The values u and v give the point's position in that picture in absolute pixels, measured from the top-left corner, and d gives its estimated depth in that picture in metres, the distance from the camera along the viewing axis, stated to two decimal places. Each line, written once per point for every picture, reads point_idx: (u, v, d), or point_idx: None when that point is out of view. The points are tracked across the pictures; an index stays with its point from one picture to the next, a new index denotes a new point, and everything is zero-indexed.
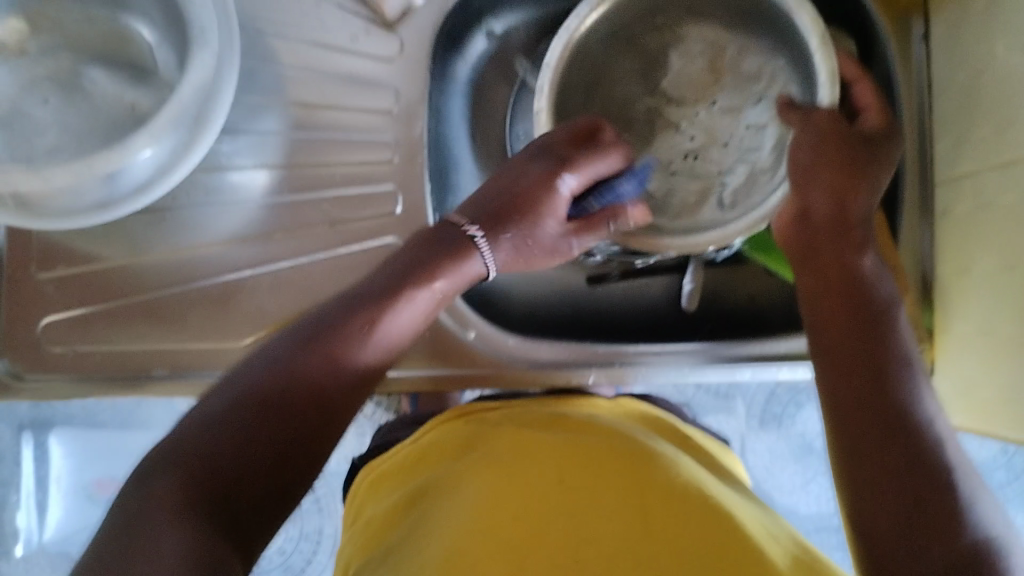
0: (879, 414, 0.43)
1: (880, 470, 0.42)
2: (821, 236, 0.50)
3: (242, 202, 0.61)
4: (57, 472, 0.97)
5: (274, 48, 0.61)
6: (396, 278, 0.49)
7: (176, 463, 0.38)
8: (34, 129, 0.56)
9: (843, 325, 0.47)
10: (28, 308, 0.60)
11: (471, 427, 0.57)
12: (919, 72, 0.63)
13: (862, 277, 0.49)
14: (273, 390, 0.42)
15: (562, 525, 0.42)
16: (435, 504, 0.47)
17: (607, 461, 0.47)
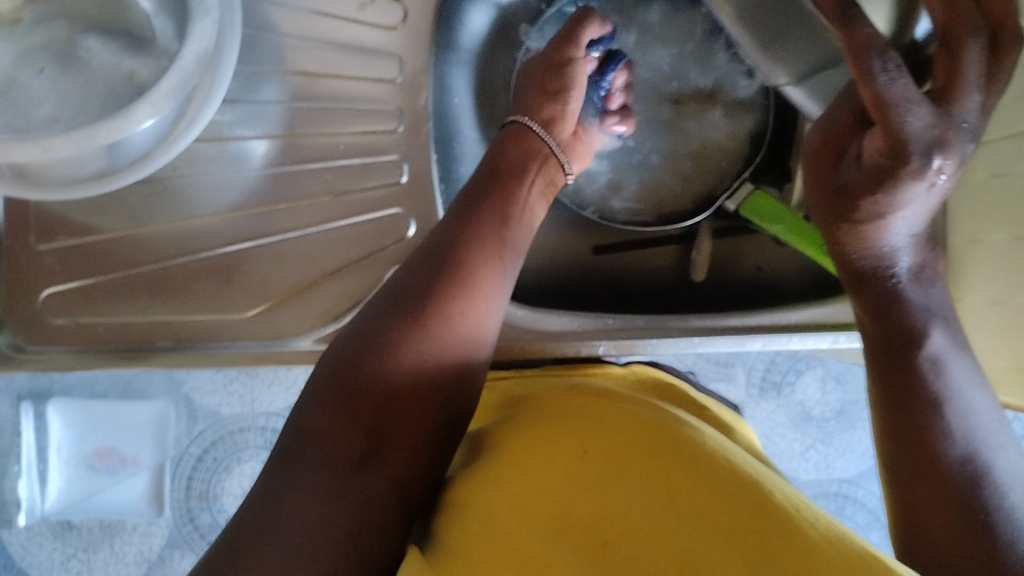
0: (918, 452, 0.43)
1: (925, 502, 0.41)
2: (843, 269, 0.50)
3: (244, 172, 0.60)
4: (57, 443, 0.95)
5: (273, 15, 0.59)
6: (474, 228, 0.53)
7: (318, 451, 0.44)
8: (30, 98, 0.54)
9: (877, 356, 0.47)
10: (29, 281, 0.59)
11: (502, 395, 0.58)
12: None
13: (898, 305, 0.47)
14: (368, 355, 0.47)
15: (576, 497, 0.41)
16: (464, 479, 0.47)
17: (642, 433, 0.45)
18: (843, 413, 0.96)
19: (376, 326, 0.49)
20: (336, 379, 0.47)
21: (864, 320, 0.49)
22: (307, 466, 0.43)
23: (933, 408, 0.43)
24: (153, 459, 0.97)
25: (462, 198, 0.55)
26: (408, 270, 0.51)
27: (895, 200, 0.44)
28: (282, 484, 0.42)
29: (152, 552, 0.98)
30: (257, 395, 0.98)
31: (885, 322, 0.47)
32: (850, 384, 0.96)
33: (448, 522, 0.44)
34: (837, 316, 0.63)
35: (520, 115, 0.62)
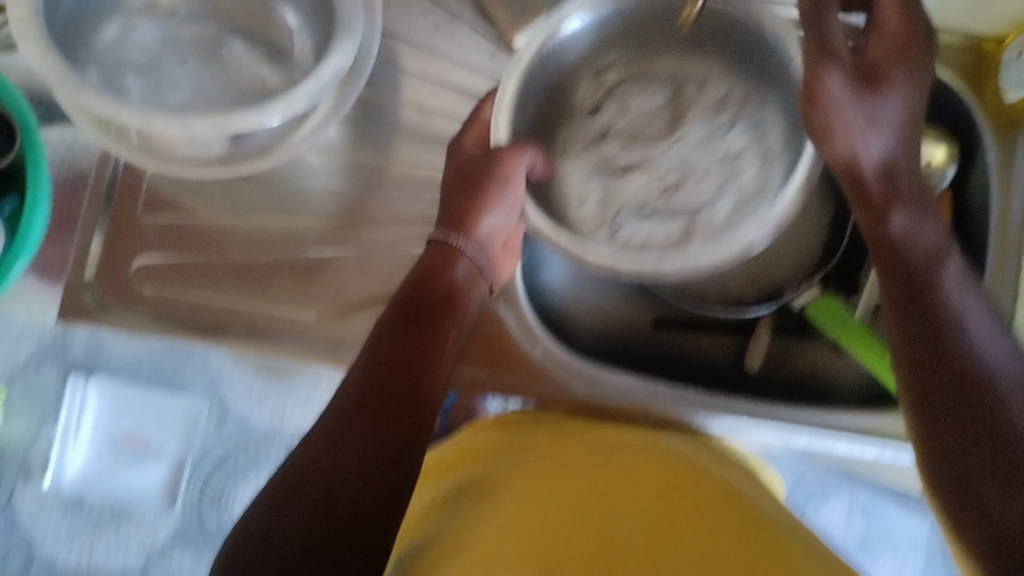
0: (984, 424, 0.43)
1: (987, 482, 0.42)
2: (869, 202, 0.50)
3: (343, 186, 0.63)
4: (92, 418, 0.99)
5: (399, 49, 0.64)
6: (395, 361, 0.50)
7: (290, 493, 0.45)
8: (170, 84, 0.59)
9: (905, 312, 0.47)
10: (127, 249, 0.62)
11: (507, 434, 0.60)
12: (1019, 183, 0.64)
13: (909, 241, 0.48)
14: (330, 407, 0.49)
15: (596, 528, 0.46)
16: (471, 505, 0.51)
17: (652, 479, 0.51)
18: (864, 544, 0.96)
19: (300, 475, 0.46)
20: (279, 526, 0.44)
21: (910, 301, 0.47)
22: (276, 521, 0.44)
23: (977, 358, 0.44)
24: (178, 451, 0.99)
25: (388, 330, 0.52)
26: (383, 321, 0.53)
27: (886, 104, 0.49)
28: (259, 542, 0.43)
29: (153, 544, 1.00)
30: (288, 412, 0.99)
31: (904, 270, 0.48)
32: (876, 516, 0.96)
33: (455, 538, 0.48)
34: (883, 428, 0.64)
35: (441, 231, 0.57)
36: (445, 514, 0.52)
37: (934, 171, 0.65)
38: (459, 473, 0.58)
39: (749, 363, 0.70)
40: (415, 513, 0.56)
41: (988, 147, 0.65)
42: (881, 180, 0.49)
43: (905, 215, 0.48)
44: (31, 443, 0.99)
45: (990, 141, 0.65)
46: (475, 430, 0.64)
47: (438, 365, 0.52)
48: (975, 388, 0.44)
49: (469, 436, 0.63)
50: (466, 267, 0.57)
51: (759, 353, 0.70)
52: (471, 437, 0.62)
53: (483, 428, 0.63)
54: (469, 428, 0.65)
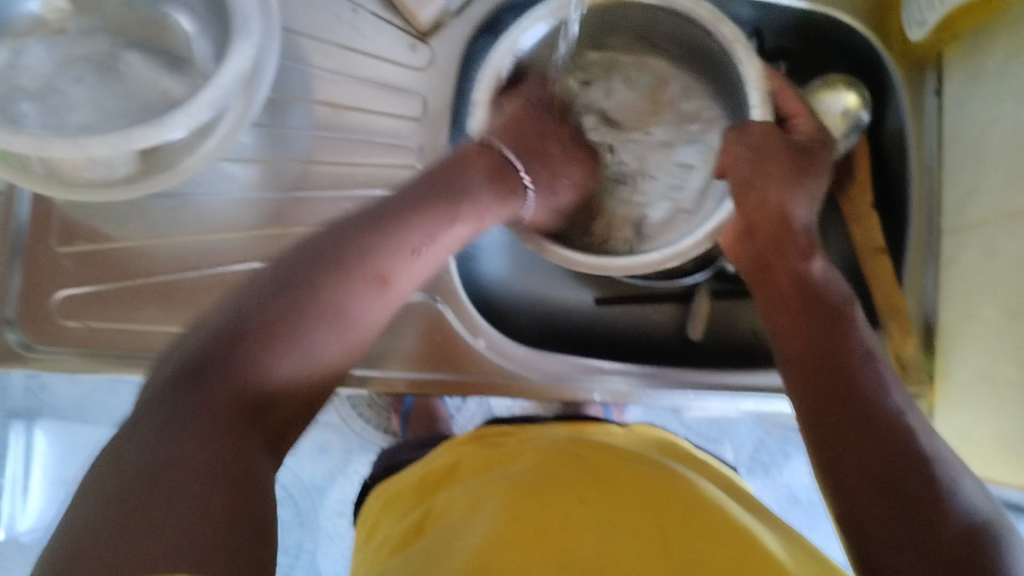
0: (880, 425, 0.43)
1: (869, 496, 0.41)
2: (765, 247, 0.56)
3: (266, 194, 0.62)
4: (41, 460, 0.96)
5: (306, 48, 0.62)
6: (344, 284, 0.47)
7: (230, 341, 0.42)
8: (67, 104, 0.56)
9: (796, 313, 0.51)
10: (45, 281, 0.60)
11: (486, 450, 0.60)
12: (932, 122, 0.65)
13: (810, 278, 0.53)
14: (304, 269, 0.47)
15: (584, 543, 0.45)
16: (459, 522, 0.50)
17: (651, 490, 0.51)
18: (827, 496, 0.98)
19: (220, 354, 0.42)
20: (192, 423, 0.39)
21: (774, 301, 0.54)
22: (215, 384, 0.41)
23: (870, 368, 0.47)
24: None
25: (359, 226, 0.50)
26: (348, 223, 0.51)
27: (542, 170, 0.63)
28: (192, 399, 0.40)
29: None
30: None
31: (804, 293, 0.52)
32: None
33: (447, 562, 0.46)
34: None
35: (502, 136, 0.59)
36: (435, 535, 0.50)
37: (850, 118, 0.66)
38: (445, 488, 0.57)
39: (691, 334, 0.71)
40: (397, 531, 0.54)
41: (898, 91, 0.66)
42: (784, 221, 0.55)
43: (790, 265, 0.54)
44: None
45: (899, 85, 0.66)
46: (453, 446, 0.64)
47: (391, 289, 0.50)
48: (861, 402, 0.45)
49: (446, 453, 0.63)
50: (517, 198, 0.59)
51: (700, 324, 0.70)
52: (453, 455, 0.62)
53: (458, 445, 0.64)
54: (442, 446, 0.65)
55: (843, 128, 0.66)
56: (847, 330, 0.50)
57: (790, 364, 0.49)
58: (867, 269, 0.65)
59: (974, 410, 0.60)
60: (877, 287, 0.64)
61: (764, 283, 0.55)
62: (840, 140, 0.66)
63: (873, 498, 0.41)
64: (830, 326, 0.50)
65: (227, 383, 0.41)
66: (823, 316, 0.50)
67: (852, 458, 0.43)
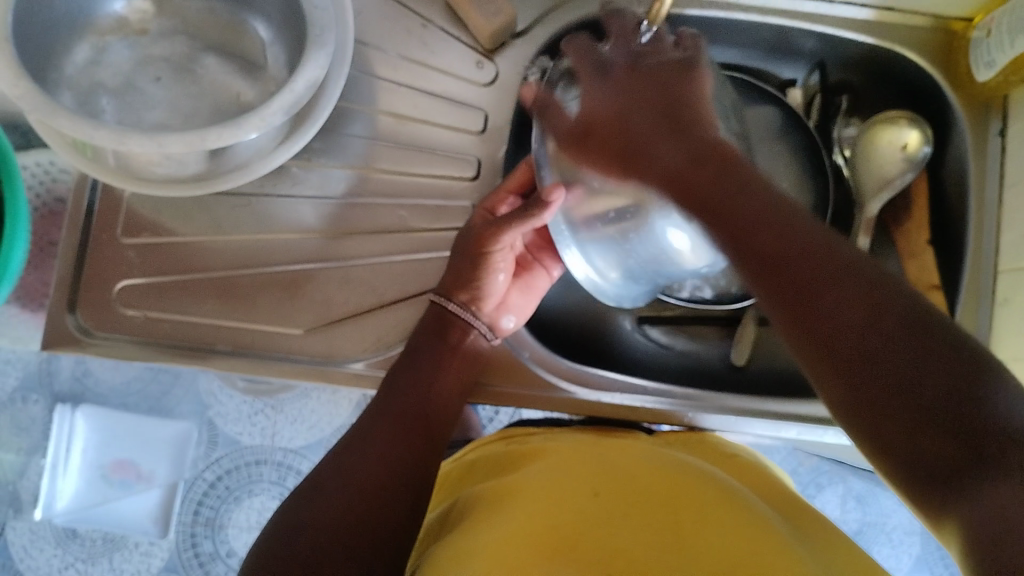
0: (865, 329, 0.38)
1: (895, 408, 0.36)
2: (608, 128, 0.51)
3: (324, 198, 0.63)
4: (82, 444, 0.98)
5: (373, 59, 0.64)
6: (418, 409, 0.57)
7: (319, 480, 0.52)
8: (144, 102, 0.59)
9: (715, 184, 0.45)
10: (108, 271, 0.62)
11: (510, 446, 0.62)
12: (993, 162, 0.65)
13: (663, 179, 0.47)
14: (398, 380, 0.58)
15: (588, 532, 0.46)
16: (478, 517, 0.51)
17: (655, 476, 0.53)
18: (860, 534, 0.97)
19: (309, 491, 0.51)
20: (293, 546, 0.47)
21: (686, 147, 0.48)
22: (303, 508, 0.50)
23: (814, 265, 0.40)
24: (168, 477, 0.98)
25: (409, 385, 0.58)
26: (421, 350, 0.59)
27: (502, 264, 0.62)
28: (298, 523, 0.49)
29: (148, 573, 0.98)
30: (279, 429, 0.99)
31: (679, 184, 0.47)
32: (870, 505, 0.97)
33: (461, 551, 0.47)
34: None
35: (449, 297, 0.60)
36: (454, 529, 0.52)
37: (911, 153, 0.66)
38: (471, 486, 0.59)
39: (736, 360, 0.71)
40: (425, 531, 0.56)
41: (962, 131, 0.66)
42: (615, 132, 0.51)
43: (650, 173, 0.48)
44: (18, 476, 0.97)
45: (964, 124, 0.66)
46: (480, 443, 0.65)
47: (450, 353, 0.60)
48: (808, 290, 0.40)
49: (473, 450, 0.65)
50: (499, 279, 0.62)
51: (745, 349, 0.70)
52: (477, 453, 0.64)
53: (486, 442, 0.65)
54: (472, 443, 0.66)
55: (903, 163, 0.66)
56: (787, 224, 0.42)
57: (751, 274, 0.42)
58: None
59: None
60: None
61: (615, 151, 0.50)
62: (899, 175, 0.66)
63: (865, 390, 0.37)
64: (735, 194, 0.44)
65: (319, 505, 0.50)
66: (725, 181, 0.45)
67: (849, 361, 0.38)
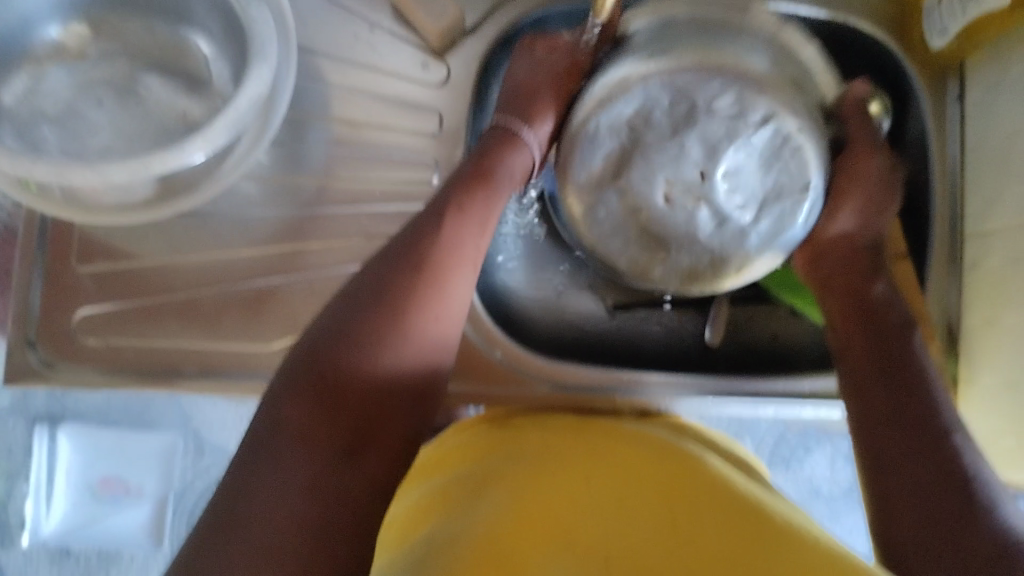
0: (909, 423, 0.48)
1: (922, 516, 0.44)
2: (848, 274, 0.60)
3: (283, 210, 0.62)
4: (65, 467, 0.97)
5: (322, 66, 0.63)
6: (439, 278, 0.52)
7: (328, 352, 0.49)
8: (87, 128, 0.57)
9: (883, 361, 0.53)
10: (67, 302, 0.61)
11: (495, 430, 0.59)
12: (953, 127, 0.65)
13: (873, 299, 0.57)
14: (432, 231, 0.53)
15: (577, 521, 0.46)
16: (462, 505, 0.50)
17: (644, 463, 0.51)
18: (851, 493, 0.97)
19: (321, 360, 0.48)
20: (280, 444, 0.46)
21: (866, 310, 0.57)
22: (307, 382, 0.48)
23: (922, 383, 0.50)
24: (157, 490, 0.98)
25: (441, 235, 0.53)
26: (443, 193, 0.55)
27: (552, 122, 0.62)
28: (293, 405, 0.47)
29: None
30: None
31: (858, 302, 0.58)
32: None
33: (444, 537, 0.47)
34: None
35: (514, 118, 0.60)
36: (438, 515, 0.51)
37: (874, 124, 0.65)
38: (450, 471, 0.57)
39: (710, 340, 0.70)
40: (400, 516, 0.54)
41: (920, 96, 0.66)
42: (849, 265, 0.60)
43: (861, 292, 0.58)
44: (7, 496, 0.96)
45: (921, 89, 0.65)
46: (461, 430, 0.62)
47: (462, 276, 0.53)
48: (903, 416, 0.49)
49: (456, 434, 0.62)
50: (522, 158, 0.60)
51: (721, 329, 0.70)
52: (458, 438, 0.61)
53: (468, 426, 0.62)
54: (455, 428, 0.63)
55: None
56: (899, 350, 0.53)
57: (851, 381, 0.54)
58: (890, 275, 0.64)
59: (997, 419, 0.60)
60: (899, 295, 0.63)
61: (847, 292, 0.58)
62: None
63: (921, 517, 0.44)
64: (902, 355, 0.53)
65: (317, 383, 0.48)
66: (886, 328, 0.55)
67: (902, 469, 0.47)
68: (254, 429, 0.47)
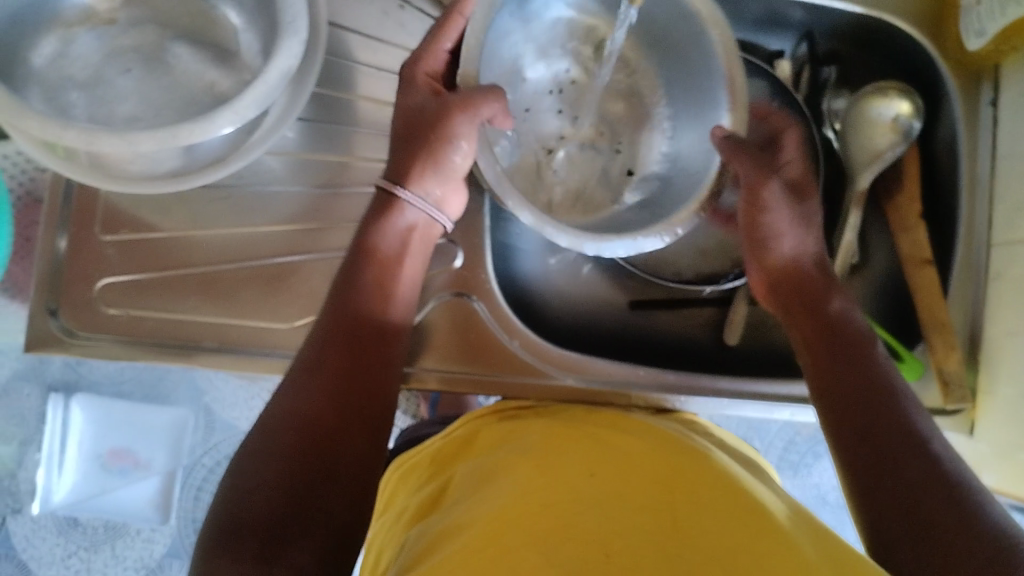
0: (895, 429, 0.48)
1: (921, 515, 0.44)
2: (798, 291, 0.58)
3: (306, 188, 0.62)
4: (77, 437, 0.97)
5: (352, 43, 0.62)
6: (382, 281, 0.55)
7: (297, 372, 0.51)
8: (115, 95, 0.57)
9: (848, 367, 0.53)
10: (88, 269, 0.61)
11: (504, 423, 0.59)
12: (984, 132, 0.64)
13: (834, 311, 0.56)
14: (372, 247, 0.55)
15: (579, 513, 0.45)
16: (470, 495, 0.51)
17: (650, 457, 0.51)
18: None
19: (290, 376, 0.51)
20: (266, 444, 0.48)
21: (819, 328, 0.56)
22: (277, 395, 0.50)
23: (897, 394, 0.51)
24: (166, 465, 0.98)
25: (384, 248, 0.56)
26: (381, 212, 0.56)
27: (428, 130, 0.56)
28: (269, 416, 0.49)
29: (152, 559, 0.98)
30: None
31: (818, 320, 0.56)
32: None
33: (453, 529, 0.47)
34: None
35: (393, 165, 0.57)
36: (448, 505, 0.51)
37: (902, 125, 0.65)
38: (460, 462, 0.57)
39: (728, 339, 0.70)
40: (412, 508, 0.55)
41: (953, 99, 0.65)
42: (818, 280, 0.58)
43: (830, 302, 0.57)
44: (18, 465, 0.96)
45: (955, 92, 0.64)
46: (470, 418, 0.62)
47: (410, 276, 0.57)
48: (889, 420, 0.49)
49: (463, 425, 0.62)
50: (413, 216, 0.57)
51: (738, 330, 0.69)
52: (466, 428, 0.61)
53: (477, 416, 0.62)
54: (462, 419, 0.63)
55: (893, 136, 0.65)
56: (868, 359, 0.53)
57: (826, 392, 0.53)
58: (913, 281, 0.64)
59: (1013, 430, 0.59)
60: (922, 300, 0.63)
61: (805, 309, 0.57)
62: (890, 149, 0.65)
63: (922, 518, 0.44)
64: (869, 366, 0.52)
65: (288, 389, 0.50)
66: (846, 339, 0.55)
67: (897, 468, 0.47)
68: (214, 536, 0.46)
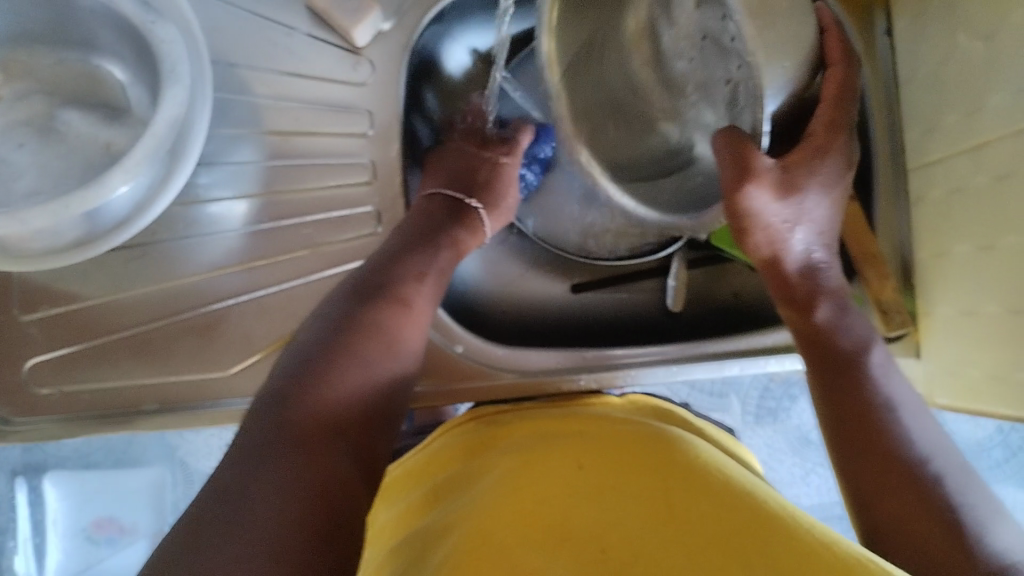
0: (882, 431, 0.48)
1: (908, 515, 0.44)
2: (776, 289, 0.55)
3: (223, 232, 0.61)
4: (54, 516, 0.95)
5: (245, 78, 0.61)
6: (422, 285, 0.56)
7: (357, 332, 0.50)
8: (11, 173, 0.55)
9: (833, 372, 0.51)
10: (15, 352, 0.60)
11: (479, 428, 0.58)
12: (885, 62, 0.65)
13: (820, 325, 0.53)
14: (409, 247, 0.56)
15: (571, 513, 0.45)
16: (456, 503, 0.50)
17: (633, 445, 0.51)
18: None
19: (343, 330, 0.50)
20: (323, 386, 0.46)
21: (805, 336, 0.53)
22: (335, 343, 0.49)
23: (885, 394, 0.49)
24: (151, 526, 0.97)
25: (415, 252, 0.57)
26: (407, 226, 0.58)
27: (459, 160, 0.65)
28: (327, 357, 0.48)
29: None
30: None
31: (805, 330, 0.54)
32: None
33: (439, 541, 0.46)
34: None
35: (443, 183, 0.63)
36: (433, 513, 0.50)
37: None
38: (440, 473, 0.56)
39: (670, 305, 0.70)
40: (392, 525, 0.54)
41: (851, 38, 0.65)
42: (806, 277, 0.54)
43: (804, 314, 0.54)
44: None
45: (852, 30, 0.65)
46: (446, 427, 0.62)
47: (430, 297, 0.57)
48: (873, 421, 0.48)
49: (439, 437, 0.61)
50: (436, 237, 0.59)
51: (681, 296, 0.70)
52: (442, 441, 0.60)
53: (454, 425, 0.61)
54: (437, 430, 0.63)
55: None
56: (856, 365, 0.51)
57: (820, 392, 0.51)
58: None
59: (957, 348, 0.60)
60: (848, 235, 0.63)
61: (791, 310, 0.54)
62: None
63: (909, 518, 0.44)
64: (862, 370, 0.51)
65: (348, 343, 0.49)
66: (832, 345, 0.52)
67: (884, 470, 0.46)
68: (236, 446, 0.43)
